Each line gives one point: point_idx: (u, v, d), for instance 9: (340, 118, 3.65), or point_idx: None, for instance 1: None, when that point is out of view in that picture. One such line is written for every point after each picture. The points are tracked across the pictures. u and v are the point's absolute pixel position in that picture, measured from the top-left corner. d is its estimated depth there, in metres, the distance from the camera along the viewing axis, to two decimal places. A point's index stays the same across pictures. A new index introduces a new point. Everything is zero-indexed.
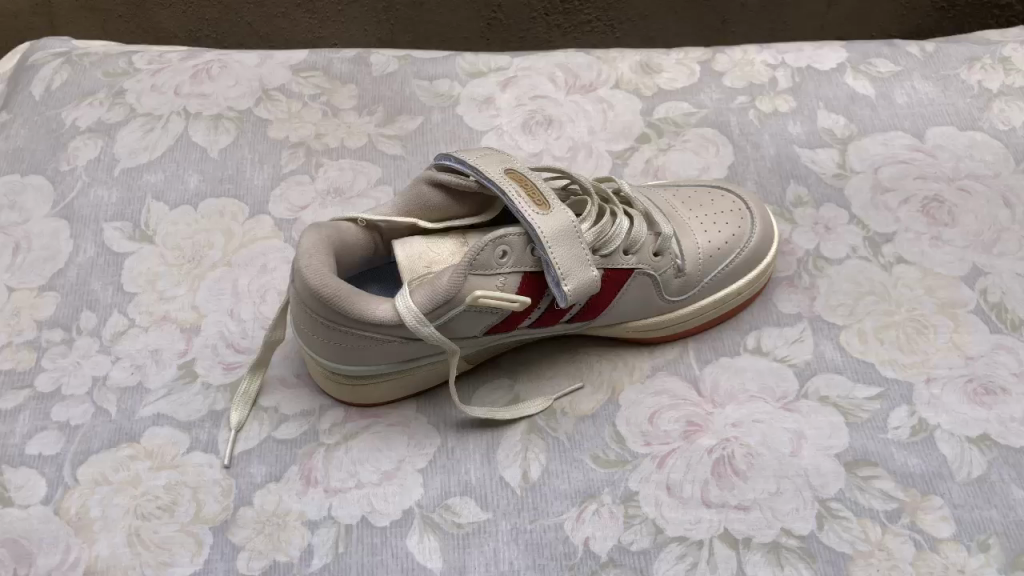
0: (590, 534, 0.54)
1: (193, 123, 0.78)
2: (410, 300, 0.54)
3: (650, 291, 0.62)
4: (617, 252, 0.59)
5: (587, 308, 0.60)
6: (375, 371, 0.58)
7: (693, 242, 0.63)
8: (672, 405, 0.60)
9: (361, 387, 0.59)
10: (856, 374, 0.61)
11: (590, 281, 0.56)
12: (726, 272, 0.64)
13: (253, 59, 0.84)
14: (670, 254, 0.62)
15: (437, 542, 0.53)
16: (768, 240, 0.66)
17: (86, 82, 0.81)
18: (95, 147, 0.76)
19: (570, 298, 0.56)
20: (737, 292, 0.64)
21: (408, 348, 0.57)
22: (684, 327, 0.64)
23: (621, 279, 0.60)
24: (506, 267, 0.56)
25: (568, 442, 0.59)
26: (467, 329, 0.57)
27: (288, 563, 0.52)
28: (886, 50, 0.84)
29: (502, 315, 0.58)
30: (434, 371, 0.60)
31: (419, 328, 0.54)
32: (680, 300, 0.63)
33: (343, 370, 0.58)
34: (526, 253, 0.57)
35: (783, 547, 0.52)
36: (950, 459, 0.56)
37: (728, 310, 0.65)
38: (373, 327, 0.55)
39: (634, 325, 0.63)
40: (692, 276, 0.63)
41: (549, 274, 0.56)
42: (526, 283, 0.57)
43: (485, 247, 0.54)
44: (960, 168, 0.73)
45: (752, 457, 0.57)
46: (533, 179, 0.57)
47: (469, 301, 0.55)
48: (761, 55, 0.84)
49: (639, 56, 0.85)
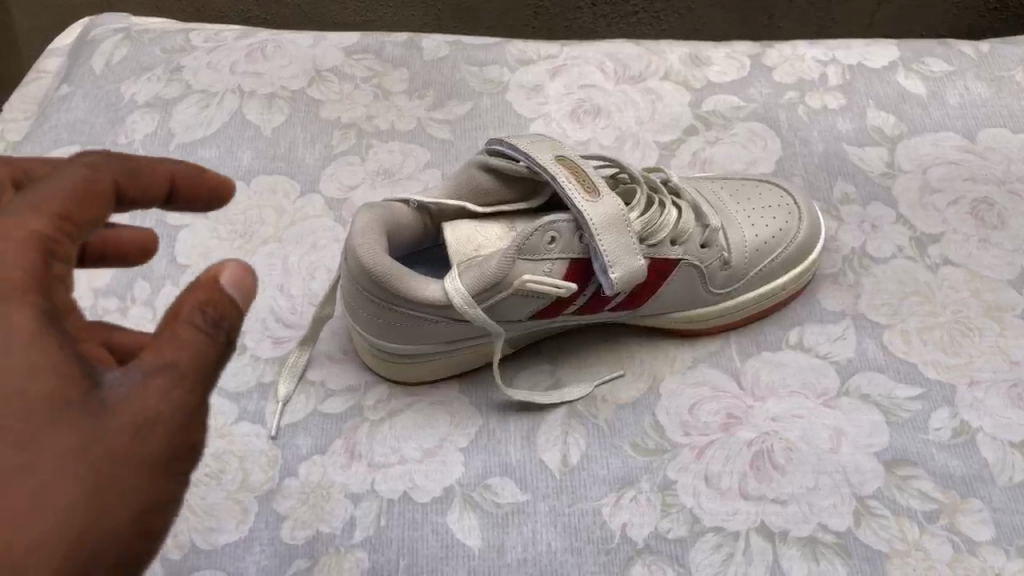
0: (628, 520, 0.54)
1: (247, 101, 0.79)
2: (459, 282, 0.55)
3: (694, 282, 0.63)
4: (665, 242, 0.60)
5: (631, 298, 0.61)
6: (420, 352, 0.59)
7: (739, 237, 0.63)
8: (713, 397, 0.60)
9: (405, 367, 0.60)
10: (898, 373, 0.61)
11: (637, 271, 0.57)
12: (772, 267, 0.64)
13: (307, 41, 0.85)
14: (717, 246, 0.62)
15: (476, 520, 0.54)
16: (814, 236, 0.66)
17: (144, 58, 0.83)
18: (151, 121, 0.77)
19: (617, 286, 0.57)
20: (780, 287, 0.65)
21: (455, 329, 0.58)
22: (724, 323, 0.65)
23: (666, 270, 0.61)
24: (554, 254, 0.57)
25: (607, 429, 0.59)
26: (513, 313, 0.58)
27: (330, 535, 0.54)
28: (939, 49, 0.83)
29: (548, 300, 0.58)
30: (476, 356, 0.61)
31: (466, 310, 0.55)
32: (723, 293, 0.64)
33: (390, 349, 0.59)
34: (575, 240, 0.57)
35: (819, 542, 0.53)
36: (990, 462, 0.56)
37: (769, 307, 0.65)
38: (423, 306, 0.56)
39: (675, 316, 0.64)
40: (738, 270, 0.63)
41: (596, 262, 0.57)
42: (573, 270, 0.58)
43: (534, 232, 0.55)
44: (1011, 171, 0.72)
45: (791, 452, 0.57)
46: (584, 168, 0.58)
47: (516, 284, 0.56)
48: (812, 52, 0.84)
49: (689, 48, 0.85)
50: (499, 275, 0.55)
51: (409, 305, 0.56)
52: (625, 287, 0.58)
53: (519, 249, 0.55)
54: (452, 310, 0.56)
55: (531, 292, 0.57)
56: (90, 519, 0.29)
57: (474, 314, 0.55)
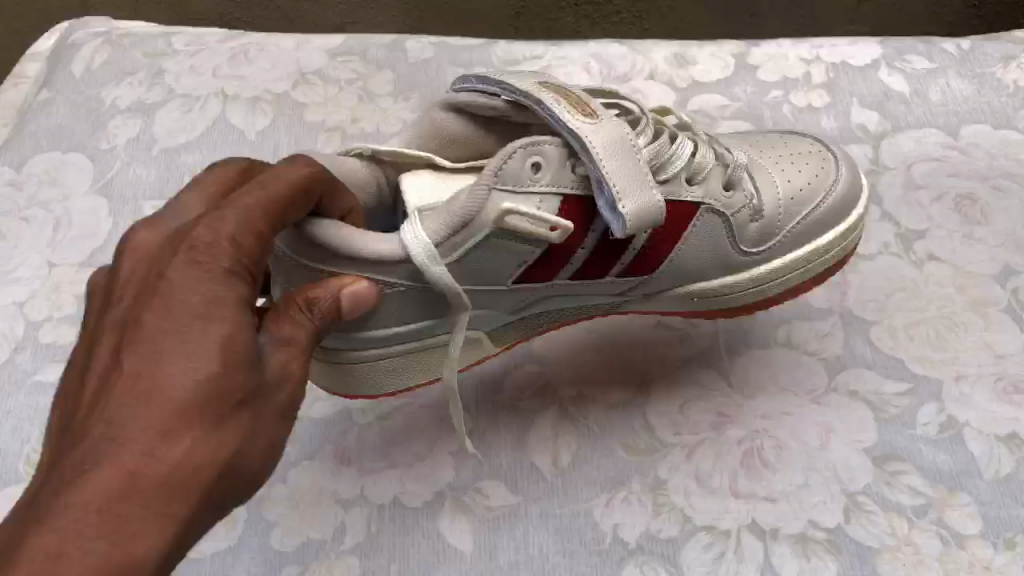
0: (620, 521, 0.54)
1: (230, 105, 0.78)
2: (420, 231, 0.47)
3: (724, 239, 0.56)
4: (680, 178, 0.53)
5: (638, 260, 0.54)
6: (382, 349, 0.51)
7: (773, 187, 0.58)
8: (703, 396, 0.61)
9: (366, 376, 0.52)
10: (885, 369, 0.61)
11: (653, 205, 0.49)
12: (810, 222, 0.58)
13: (290, 43, 0.84)
14: (744, 192, 0.56)
15: (468, 523, 0.55)
16: (856, 199, 0.61)
17: (126, 62, 0.82)
18: (134, 126, 0.77)
19: (629, 225, 0.49)
20: (816, 258, 0.59)
21: (422, 312, 0.51)
22: (757, 296, 0.59)
23: (685, 216, 0.54)
24: (546, 187, 0.50)
25: (598, 430, 0.59)
26: (493, 270, 0.51)
27: (321, 541, 0.54)
28: (922, 46, 0.83)
29: (542, 249, 0.51)
30: (444, 357, 0.54)
31: (428, 267, 0.47)
32: (755, 251, 0.58)
33: (347, 349, 0.51)
34: (568, 172, 0.50)
35: (809, 539, 0.53)
36: (977, 456, 0.56)
37: (805, 282, 0.60)
38: (380, 275, 0.48)
39: (703, 284, 0.58)
40: (771, 222, 0.57)
41: (602, 198, 0.49)
42: (566, 209, 0.51)
43: (512, 159, 0.48)
44: (995, 167, 0.73)
45: (781, 449, 0.57)
46: (573, 93, 0.52)
47: (495, 224, 0.48)
48: (797, 50, 0.84)
49: (674, 47, 0.85)
50: (474, 216, 0.47)
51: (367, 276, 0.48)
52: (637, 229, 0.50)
53: (496, 178, 0.48)
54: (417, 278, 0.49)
55: (517, 233, 0.49)
56: (231, 450, 0.36)
57: (437, 270, 0.47)
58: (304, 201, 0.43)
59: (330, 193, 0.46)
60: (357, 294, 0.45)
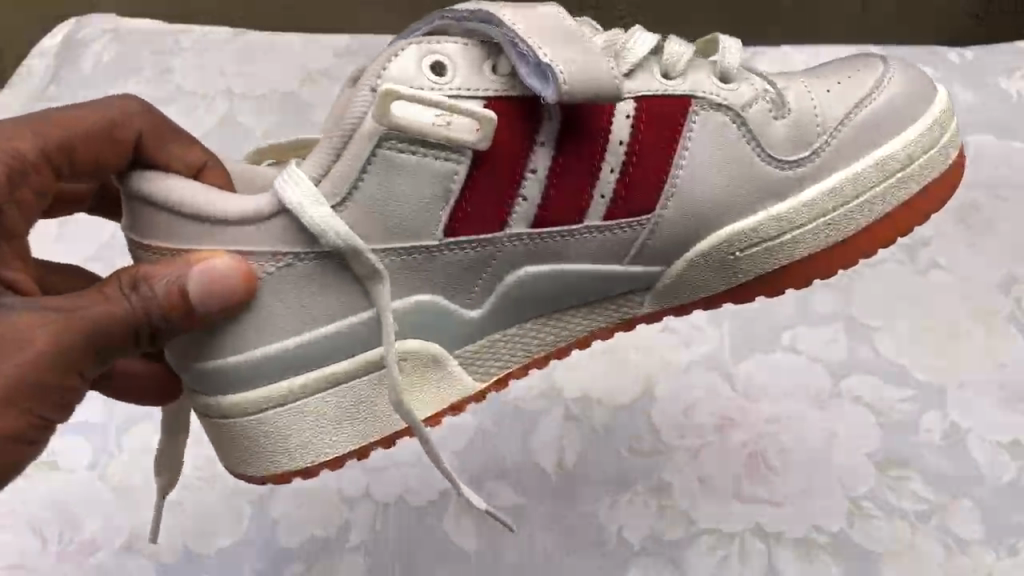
0: (624, 523, 0.55)
1: (237, 103, 0.78)
2: (296, 173, 0.36)
3: (747, 155, 0.41)
4: (652, 70, 0.40)
5: (621, 197, 0.40)
6: (279, 390, 0.38)
7: (801, 91, 0.43)
8: (708, 399, 0.62)
9: (265, 441, 0.38)
10: (889, 375, 0.62)
11: (606, 72, 0.36)
12: (866, 124, 0.43)
13: (298, 43, 0.84)
14: (756, 85, 0.42)
15: (473, 523, 0.55)
16: (930, 98, 0.45)
17: (134, 60, 0.82)
18: None
19: (571, 87, 0.35)
20: (886, 174, 0.42)
21: (321, 308, 0.37)
22: (823, 240, 0.42)
23: (666, 122, 0.40)
24: (463, 89, 0.37)
25: (603, 431, 0.60)
26: (406, 207, 0.37)
27: (326, 539, 0.55)
28: (926, 56, 0.84)
29: (471, 162, 0.37)
30: (372, 397, 0.39)
31: (302, 206, 0.35)
32: (792, 160, 0.41)
33: (233, 399, 0.38)
34: (485, 71, 0.37)
35: (813, 543, 0.53)
36: (981, 462, 0.56)
37: (882, 215, 0.43)
38: (255, 238, 0.36)
39: (739, 224, 0.41)
40: (809, 124, 0.42)
41: (521, 66, 0.36)
42: (497, 116, 0.37)
43: (400, 53, 0.37)
44: (998, 177, 0.74)
45: (785, 454, 0.58)
46: None
47: (387, 126, 0.35)
48: (802, 58, 0.85)
49: None
50: (357, 122, 0.36)
51: (233, 240, 0.36)
52: (585, 101, 0.36)
53: (384, 74, 0.36)
54: (303, 232, 0.36)
55: (428, 148, 0.36)
56: None
57: (318, 213, 0.35)
58: (110, 138, 0.44)
59: (155, 139, 0.45)
60: (213, 274, 0.34)
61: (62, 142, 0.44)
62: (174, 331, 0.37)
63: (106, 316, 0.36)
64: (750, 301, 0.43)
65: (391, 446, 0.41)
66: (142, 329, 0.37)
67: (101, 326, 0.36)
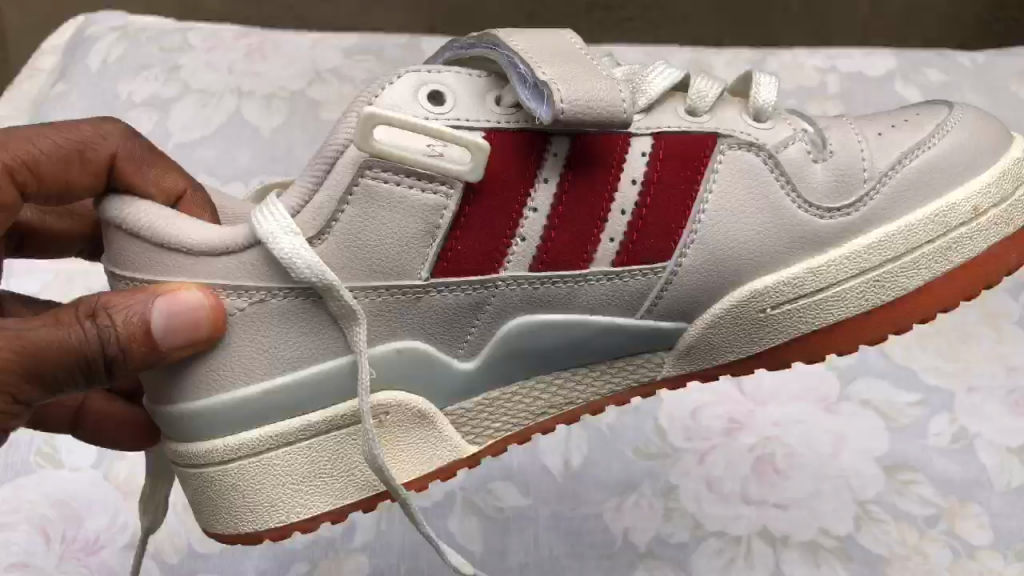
0: (630, 525, 0.54)
1: (245, 102, 0.78)
2: (275, 207, 0.34)
3: (781, 200, 0.39)
4: (673, 108, 0.39)
5: (632, 238, 0.38)
6: (250, 439, 0.36)
7: (850, 134, 0.41)
8: (716, 402, 0.62)
9: (233, 492, 0.37)
10: (897, 379, 0.61)
11: (611, 96, 0.35)
12: (911, 179, 0.41)
13: (306, 41, 0.84)
14: (793, 127, 0.40)
15: (478, 524, 0.55)
16: (999, 146, 0.43)
17: (141, 57, 0.82)
18: (149, 120, 0.77)
19: (569, 107, 0.34)
20: (944, 229, 0.41)
21: (295, 351, 0.36)
22: (871, 300, 0.40)
23: (679, 160, 0.38)
24: (461, 120, 0.36)
25: (610, 433, 0.60)
26: (386, 245, 0.35)
27: (330, 538, 0.54)
28: (937, 60, 0.83)
29: (460, 195, 0.36)
30: (348, 454, 0.38)
31: (275, 237, 0.33)
32: (839, 208, 0.40)
33: (200, 446, 0.36)
34: (488, 104, 0.36)
35: (820, 546, 0.53)
36: (990, 467, 0.55)
37: (941, 274, 0.41)
38: (228, 272, 0.35)
39: (773, 279, 0.39)
40: (852, 173, 0.40)
41: (522, 89, 0.35)
42: (492, 149, 0.36)
43: (396, 81, 0.36)
44: None
45: (793, 457, 0.58)
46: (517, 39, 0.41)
47: (371, 154, 0.34)
48: (812, 60, 0.84)
49: (689, 55, 0.86)
50: (340, 150, 0.34)
51: (207, 274, 0.35)
52: (585, 124, 0.35)
53: (377, 101, 0.35)
54: (278, 266, 0.34)
55: (413, 180, 0.35)
56: None
57: (288, 243, 0.33)
58: (81, 160, 0.43)
59: (130, 164, 0.44)
60: (177, 308, 0.33)
61: (34, 159, 0.43)
62: (130, 364, 0.35)
63: (60, 343, 0.35)
64: (790, 366, 0.42)
65: (367, 512, 0.39)
66: (97, 359, 0.35)
67: (53, 352, 0.35)
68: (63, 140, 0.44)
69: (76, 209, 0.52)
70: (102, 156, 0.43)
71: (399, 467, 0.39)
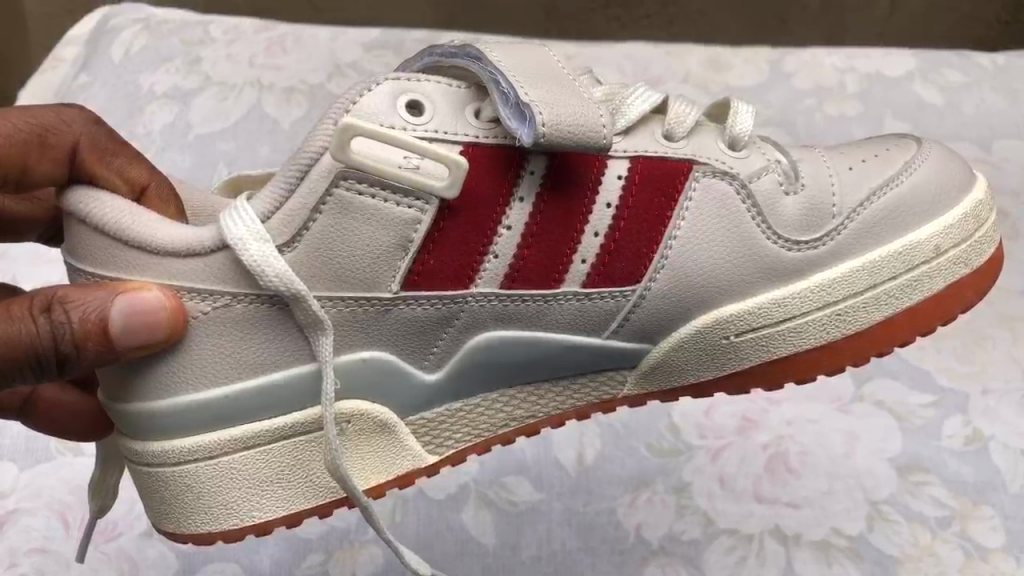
0: (642, 520, 0.55)
1: (265, 94, 0.79)
2: (244, 211, 0.35)
3: (751, 230, 0.40)
4: (649, 131, 0.40)
5: (602, 256, 0.39)
6: (208, 439, 0.36)
7: (821, 168, 0.42)
8: (729, 400, 0.62)
9: (202, 499, 0.37)
10: (911, 380, 0.61)
11: (592, 119, 0.36)
12: (876, 217, 0.42)
13: (326, 35, 0.85)
14: (763, 155, 0.41)
15: (491, 517, 0.55)
16: (965, 185, 0.44)
17: (164, 48, 0.83)
18: (170, 112, 0.78)
19: (549, 128, 0.35)
20: (909, 265, 0.42)
21: (257, 355, 0.36)
22: (833, 332, 0.41)
23: (654, 178, 0.39)
24: (439, 132, 0.36)
25: (623, 430, 0.60)
26: (355, 259, 0.35)
27: (344, 528, 0.55)
28: (956, 60, 0.83)
29: (436, 210, 0.36)
30: (308, 460, 0.38)
31: (245, 242, 0.34)
32: (806, 241, 0.41)
33: (158, 443, 0.37)
34: (468, 117, 0.37)
35: (832, 546, 0.53)
36: (1003, 469, 0.55)
37: (901, 310, 0.42)
38: (195, 276, 0.35)
39: (739, 307, 0.40)
40: (820, 204, 0.41)
41: (504, 107, 0.35)
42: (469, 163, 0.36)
43: (375, 90, 0.35)
44: None
45: (806, 456, 0.58)
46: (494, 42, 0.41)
47: (346, 164, 0.34)
48: (830, 59, 0.84)
49: (707, 53, 0.86)
50: (314, 160, 0.34)
51: (175, 274, 0.35)
52: (565, 148, 0.35)
53: (354, 108, 0.35)
54: (246, 273, 0.35)
55: (389, 193, 0.35)
56: None
57: (257, 250, 0.34)
58: (40, 145, 0.45)
59: (93, 152, 0.45)
60: (138, 308, 0.33)
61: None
62: (87, 360, 0.36)
63: (12, 337, 0.36)
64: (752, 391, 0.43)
65: (325, 516, 0.39)
66: (53, 354, 0.36)
67: (7, 345, 0.36)
68: (23, 123, 0.45)
69: (37, 195, 0.52)
70: (64, 142, 0.45)
71: (361, 472, 0.39)
